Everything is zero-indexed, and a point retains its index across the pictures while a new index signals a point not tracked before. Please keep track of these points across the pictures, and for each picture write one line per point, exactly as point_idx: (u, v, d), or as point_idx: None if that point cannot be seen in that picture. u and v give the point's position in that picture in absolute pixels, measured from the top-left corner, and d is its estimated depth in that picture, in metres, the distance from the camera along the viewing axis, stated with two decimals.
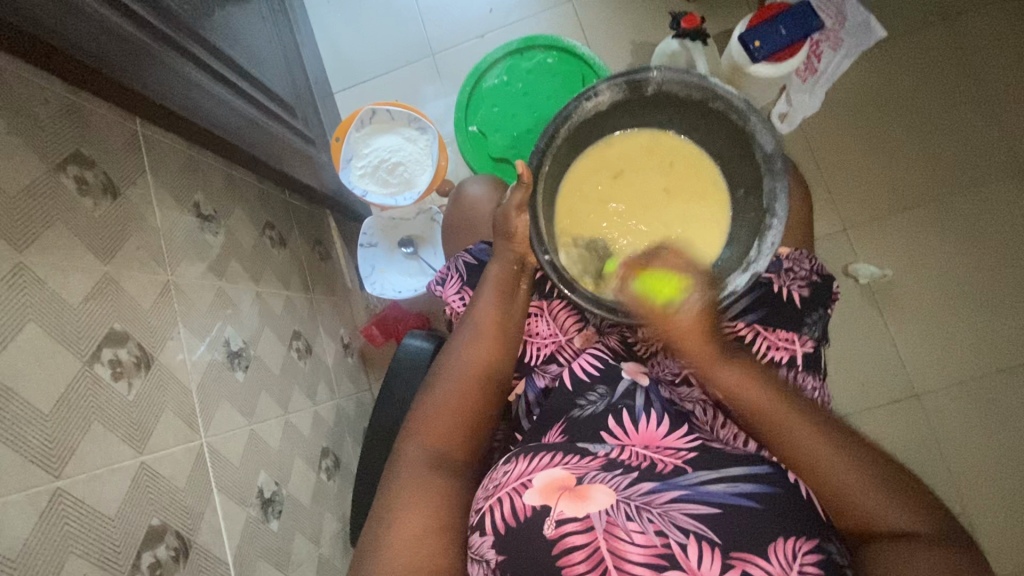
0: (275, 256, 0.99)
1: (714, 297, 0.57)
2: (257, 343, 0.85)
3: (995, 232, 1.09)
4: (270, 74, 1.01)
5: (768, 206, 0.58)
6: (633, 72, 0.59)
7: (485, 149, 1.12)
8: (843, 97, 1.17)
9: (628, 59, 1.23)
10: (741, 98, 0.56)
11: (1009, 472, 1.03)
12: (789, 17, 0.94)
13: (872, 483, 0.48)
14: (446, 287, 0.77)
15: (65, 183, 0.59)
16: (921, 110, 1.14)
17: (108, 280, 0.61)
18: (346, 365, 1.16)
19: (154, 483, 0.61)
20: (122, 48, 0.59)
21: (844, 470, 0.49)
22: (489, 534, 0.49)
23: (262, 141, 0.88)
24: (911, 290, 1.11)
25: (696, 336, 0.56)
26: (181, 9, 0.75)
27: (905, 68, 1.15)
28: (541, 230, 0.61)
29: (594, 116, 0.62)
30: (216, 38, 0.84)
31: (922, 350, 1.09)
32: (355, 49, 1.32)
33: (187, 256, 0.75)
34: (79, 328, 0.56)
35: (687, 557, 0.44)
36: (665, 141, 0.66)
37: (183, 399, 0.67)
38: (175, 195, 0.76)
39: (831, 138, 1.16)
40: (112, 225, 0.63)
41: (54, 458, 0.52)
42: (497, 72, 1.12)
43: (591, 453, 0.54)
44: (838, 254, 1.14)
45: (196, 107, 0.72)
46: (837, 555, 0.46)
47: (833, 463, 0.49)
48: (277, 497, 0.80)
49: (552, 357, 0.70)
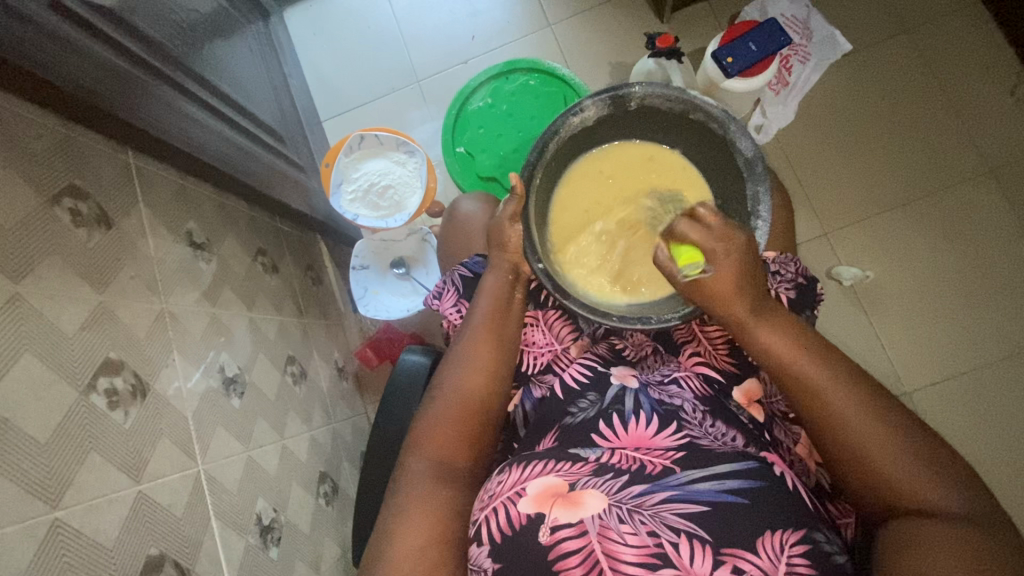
0: (267, 281, 1.00)
1: (754, 249, 0.56)
2: (251, 369, 0.85)
3: (969, 230, 1.13)
4: (257, 104, 1.04)
5: (750, 210, 0.60)
6: (616, 88, 0.62)
7: (473, 169, 1.14)
8: (814, 107, 1.21)
9: (608, 79, 1.27)
10: (720, 109, 0.59)
11: (1001, 464, 1.05)
12: (758, 35, 0.99)
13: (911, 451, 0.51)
14: (443, 298, 0.77)
15: (60, 215, 0.60)
16: (890, 114, 1.19)
17: (103, 309, 0.61)
18: (341, 389, 1.16)
19: (151, 512, 0.60)
20: (114, 82, 0.61)
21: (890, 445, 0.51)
22: (486, 544, 0.50)
23: (252, 167, 0.90)
24: (894, 290, 1.14)
25: (738, 295, 0.56)
26: (170, 45, 0.77)
27: (871, 76, 1.20)
28: (535, 242, 0.63)
29: (582, 130, 0.64)
30: (203, 71, 0.86)
31: (908, 348, 1.12)
32: (342, 78, 1.35)
33: (181, 283, 0.75)
34: (76, 358, 0.56)
35: (679, 555, 0.45)
36: (666, 157, 0.68)
37: (179, 426, 0.67)
38: (168, 225, 0.77)
39: (806, 146, 1.21)
40: (107, 256, 0.64)
41: (51, 488, 0.51)
42: (481, 95, 1.15)
43: (582, 458, 0.55)
44: (822, 259, 1.17)
45: (188, 138, 0.73)
46: (824, 544, 0.47)
47: (890, 436, 0.51)
48: (275, 524, 0.79)
49: (549, 367, 0.70)
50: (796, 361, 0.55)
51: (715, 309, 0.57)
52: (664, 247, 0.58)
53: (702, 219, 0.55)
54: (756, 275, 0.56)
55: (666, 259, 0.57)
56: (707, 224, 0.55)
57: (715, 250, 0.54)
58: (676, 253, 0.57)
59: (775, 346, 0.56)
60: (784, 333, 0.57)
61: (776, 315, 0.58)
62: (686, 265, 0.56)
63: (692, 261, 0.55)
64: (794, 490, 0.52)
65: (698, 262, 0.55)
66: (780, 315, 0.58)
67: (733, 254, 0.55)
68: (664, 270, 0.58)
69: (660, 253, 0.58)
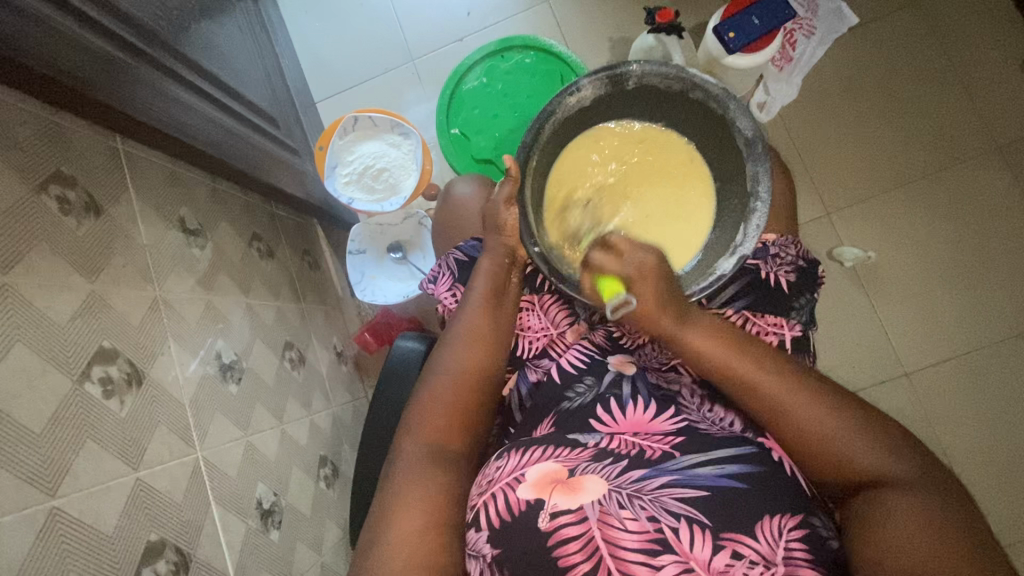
0: (263, 267, 0.99)
1: (664, 267, 0.54)
2: (249, 355, 0.85)
3: (973, 208, 1.11)
4: (249, 86, 1.02)
5: (750, 189, 0.59)
6: (613, 65, 0.60)
7: (468, 151, 1.12)
8: (817, 83, 1.18)
9: (607, 56, 1.24)
10: (719, 86, 0.57)
11: (999, 444, 1.05)
12: (761, 9, 0.96)
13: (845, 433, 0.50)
14: (438, 284, 0.77)
15: (47, 204, 0.59)
16: (896, 88, 1.16)
17: (95, 297, 0.61)
18: (341, 373, 1.16)
19: (151, 498, 0.61)
20: (96, 64, 0.59)
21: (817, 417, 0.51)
22: (484, 529, 0.51)
23: (244, 151, 0.88)
24: (895, 270, 1.13)
25: (662, 310, 0.55)
26: (157, 26, 0.75)
27: (876, 50, 1.17)
28: (532, 226, 0.62)
29: (579, 111, 0.63)
30: (192, 52, 0.84)
31: (908, 328, 1.11)
32: (335, 57, 1.32)
33: (175, 270, 0.75)
34: (69, 347, 0.56)
35: (679, 540, 0.45)
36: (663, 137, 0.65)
37: (177, 413, 0.67)
38: (160, 211, 0.76)
39: (808, 124, 1.18)
40: (97, 244, 0.63)
41: (49, 477, 0.51)
42: (477, 74, 1.12)
43: (581, 444, 0.55)
44: (822, 239, 1.16)
45: (176, 122, 0.72)
46: (821, 528, 0.48)
47: (799, 404, 0.52)
48: (276, 508, 0.80)
49: (544, 352, 0.70)
50: (737, 368, 0.54)
51: (646, 329, 0.57)
52: (588, 280, 0.57)
53: (615, 247, 0.55)
54: (675, 290, 0.55)
55: (592, 296, 0.57)
56: (621, 249, 0.55)
57: (633, 274, 0.54)
58: (600, 285, 0.56)
59: (706, 351, 0.55)
60: (713, 337, 0.55)
61: (701, 320, 0.56)
62: (610, 295, 0.55)
63: (614, 292, 0.54)
64: (791, 473, 0.52)
65: (618, 293, 0.54)
66: (704, 320, 0.56)
67: (648, 279, 0.54)
68: (593, 299, 0.58)
69: (589, 287, 0.57)
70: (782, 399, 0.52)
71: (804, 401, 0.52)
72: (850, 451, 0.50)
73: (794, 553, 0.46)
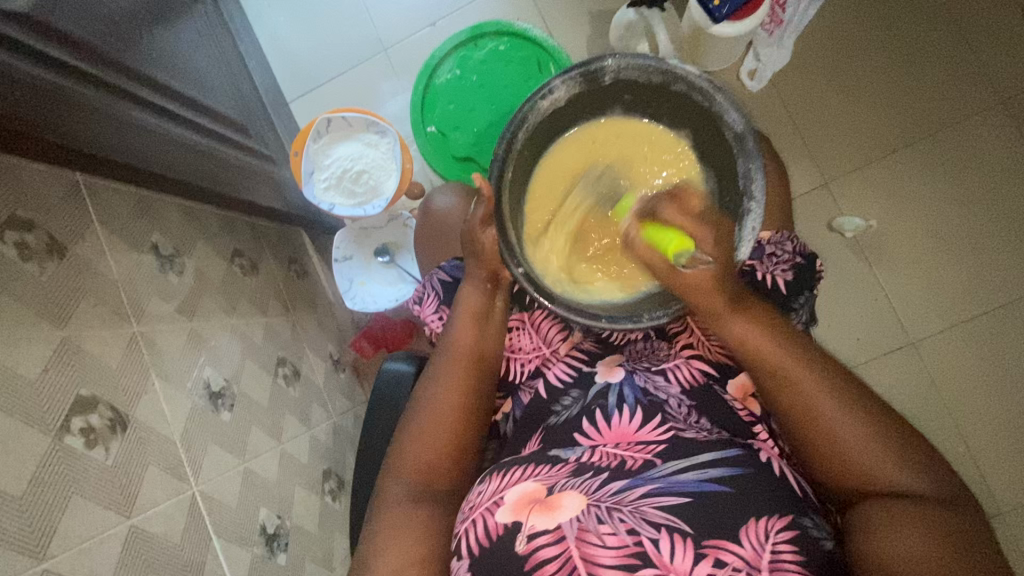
0: (248, 283, 0.97)
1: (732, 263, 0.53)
2: (240, 378, 0.84)
3: (978, 168, 1.07)
4: (213, 93, 0.97)
5: (743, 189, 0.55)
6: (587, 63, 0.56)
7: (448, 150, 1.07)
8: (811, 45, 1.12)
9: (589, 31, 1.17)
10: (702, 77, 0.54)
11: (1008, 408, 1.03)
12: None
13: (886, 444, 0.50)
14: (424, 307, 0.74)
15: (4, 251, 0.56)
16: (895, 45, 1.10)
17: (68, 344, 0.59)
18: (339, 381, 1.15)
19: (148, 544, 0.61)
20: (37, 96, 0.55)
21: (858, 423, 0.51)
22: (465, 557, 0.48)
23: (215, 169, 0.85)
24: (898, 237, 1.09)
25: (717, 295, 0.53)
26: (106, 45, 0.70)
27: (873, 6, 1.11)
28: (512, 241, 0.58)
29: (553, 114, 0.59)
30: (150, 67, 0.79)
31: (913, 296, 1.08)
32: (305, 52, 1.26)
33: (151, 301, 0.72)
34: (43, 403, 0.55)
35: (659, 552, 0.44)
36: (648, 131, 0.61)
37: (167, 451, 0.66)
38: (131, 241, 0.72)
39: (803, 89, 1.13)
40: (65, 287, 0.61)
41: (35, 540, 0.51)
42: (448, 67, 1.07)
43: (561, 460, 0.53)
44: (822, 209, 1.12)
45: (137, 150, 0.68)
46: (813, 530, 0.47)
47: (846, 414, 0.51)
48: (281, 530, 0.80)
49: (538, 371, 0.68)
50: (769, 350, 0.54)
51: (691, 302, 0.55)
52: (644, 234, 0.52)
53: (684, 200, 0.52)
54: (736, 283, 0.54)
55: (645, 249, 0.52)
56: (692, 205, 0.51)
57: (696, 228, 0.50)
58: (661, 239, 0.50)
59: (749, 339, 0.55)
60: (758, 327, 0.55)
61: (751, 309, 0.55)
62: (677, 254, 0.49)
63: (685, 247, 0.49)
64: (780, 472, 0.51)
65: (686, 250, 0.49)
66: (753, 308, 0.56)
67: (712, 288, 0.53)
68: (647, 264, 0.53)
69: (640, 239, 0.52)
70: (816, 402, 0.52)
71: (856, 413, 0.51)
72: (878, 463, 0.50)
73: (782, 556, 0.44)
